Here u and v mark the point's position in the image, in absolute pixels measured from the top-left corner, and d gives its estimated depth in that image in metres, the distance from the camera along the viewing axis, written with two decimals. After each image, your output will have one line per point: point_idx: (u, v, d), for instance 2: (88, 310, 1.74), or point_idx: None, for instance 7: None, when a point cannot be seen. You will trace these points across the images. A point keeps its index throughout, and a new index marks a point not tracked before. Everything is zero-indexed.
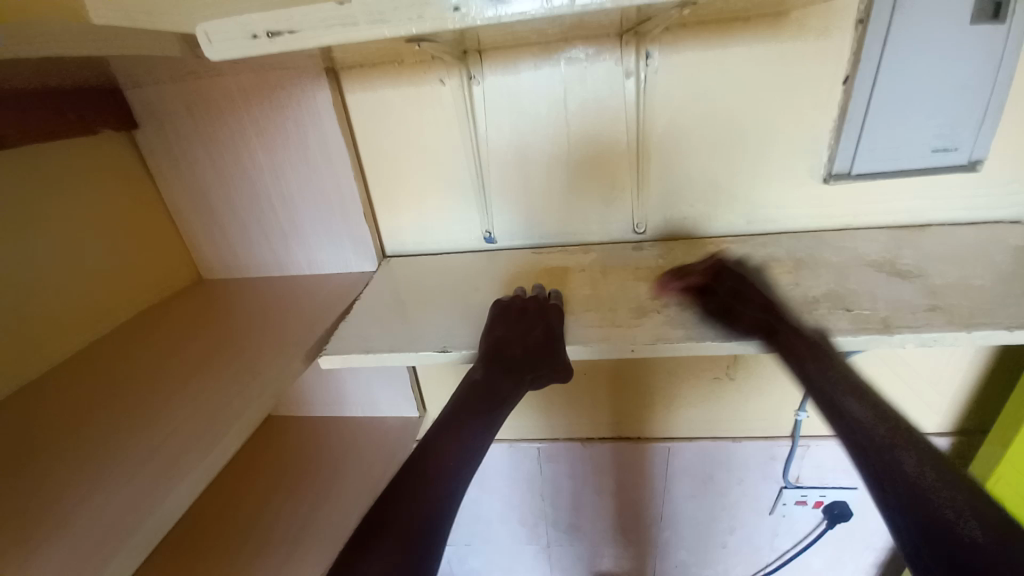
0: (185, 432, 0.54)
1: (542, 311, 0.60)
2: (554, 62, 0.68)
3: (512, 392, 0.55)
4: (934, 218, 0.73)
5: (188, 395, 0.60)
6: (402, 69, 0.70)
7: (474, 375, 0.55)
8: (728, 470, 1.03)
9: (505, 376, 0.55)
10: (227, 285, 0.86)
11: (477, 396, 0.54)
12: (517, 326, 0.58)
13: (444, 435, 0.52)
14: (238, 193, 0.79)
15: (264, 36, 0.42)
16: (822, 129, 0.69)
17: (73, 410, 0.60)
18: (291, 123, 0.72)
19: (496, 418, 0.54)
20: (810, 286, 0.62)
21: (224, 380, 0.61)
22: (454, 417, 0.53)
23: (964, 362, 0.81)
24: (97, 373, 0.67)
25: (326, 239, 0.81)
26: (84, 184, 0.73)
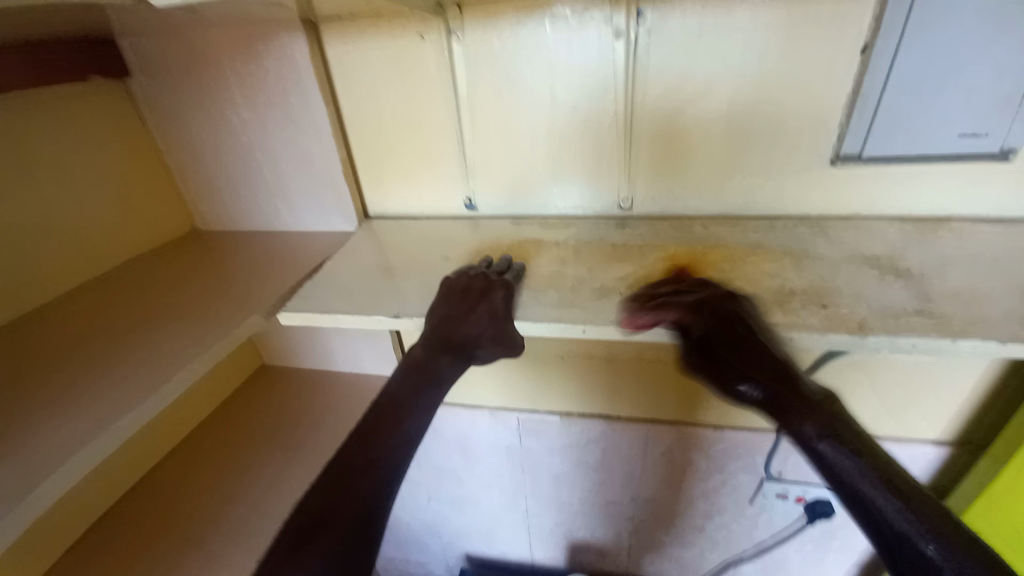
0: (145, 377, 0.56)
1: (487, 286, 0.60)
2: (538, 20, 0.63)
3: (450, 370, 0.59)
4: (954, 212, 0.65)
5: (155, 341, 0.62)
6: (381, 22, 0.67)
7: (416, 355, 0.60)
8: (708, 457, 1.02)
9: (444, 354, 0.59)
10: (215, 236, 0.88)
11: (417, 377, 0.59)
12: (459, 304, 0.59)
13: (388, 414, 0.56)
14: (223, 145, 0.79)
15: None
16: (834, 104, 0.62)
17: (57, 344, 0.63)
18: (272, 76, 0.71)
19: (434, 399, 0.59)
20: (792, 280, 0.58)
21: (195, 327, 0.64)
22: (394, 400, 0.58)
23: (973, 375, 0.75)
24: (86, 311, 0.70)
25: (309, 197, 0.81)
26: (82, 126, 0.75)
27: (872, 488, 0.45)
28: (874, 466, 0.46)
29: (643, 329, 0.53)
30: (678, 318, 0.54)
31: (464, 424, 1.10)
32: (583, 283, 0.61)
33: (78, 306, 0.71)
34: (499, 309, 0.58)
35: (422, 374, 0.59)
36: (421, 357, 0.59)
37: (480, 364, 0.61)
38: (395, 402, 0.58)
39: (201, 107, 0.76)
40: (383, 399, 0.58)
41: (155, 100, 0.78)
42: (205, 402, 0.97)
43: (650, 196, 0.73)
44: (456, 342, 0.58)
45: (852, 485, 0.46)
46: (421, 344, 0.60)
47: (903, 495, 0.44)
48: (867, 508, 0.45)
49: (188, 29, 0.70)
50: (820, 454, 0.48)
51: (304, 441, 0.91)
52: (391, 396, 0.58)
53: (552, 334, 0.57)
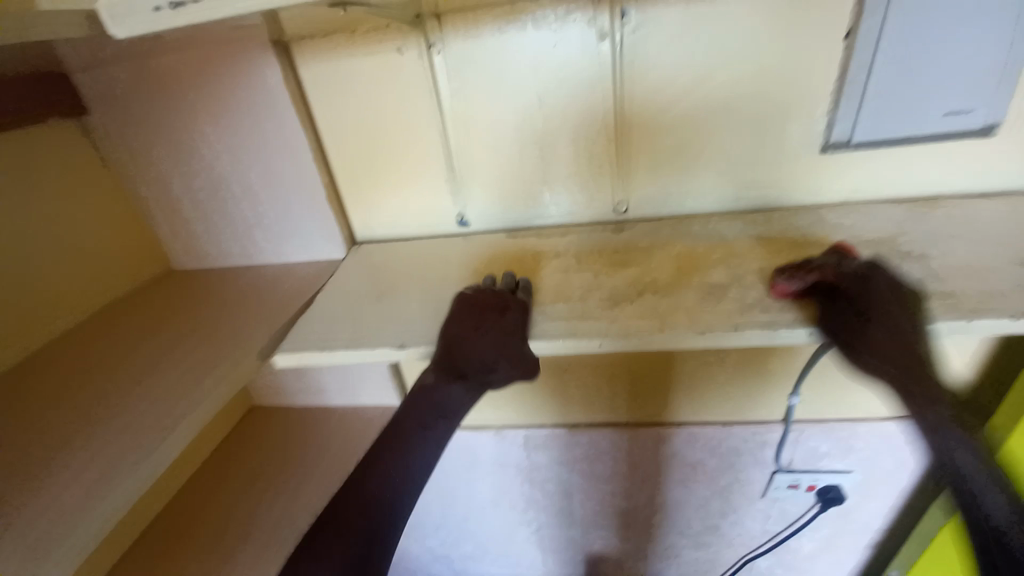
0: (129, 443, 0.51)
1: (501, 303, 0.57)
2: (521, 25, 0.62)
3: (461, 399, 0.57)
4: (941, 190, 0.66)
5: (134, 401, 0.56)
6: (357, 38, 0.64)
7: (423, 383, 0.57)
8: (720, 455, 1.00)
9: (454, 383, 0.56)
10: (192, 275, 0.83)
11: (420, 407, 0.57)
12: (473, 323, 0.56)
13: (387, 448, 0.56)
14: (195, 178, 0.74)
15: (168, 7, 0.37)
16: (820, 93, 0.62)
17: (22, 412, 0.57)
18: (243, 103, 0.67)
19: (443, 431, 0.58)
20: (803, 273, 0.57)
21: (178, 379, 0.58)
22: (393, 432, 0.57)
23: (968, 351, 0.76)
24: (54, 372, 0.64)
25: (291, 226, 0.77)
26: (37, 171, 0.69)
27: (973, 465, 0.50)
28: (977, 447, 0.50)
29: (660, 336, 0.52)
30: (824, 282, 0.51)
31: (470, 445, 1.06)
32: (590, 293, 0.59)
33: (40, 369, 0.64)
34: (514, 329, 0.55)
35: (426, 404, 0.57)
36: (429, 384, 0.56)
37: (495, 388, 0.57)
38: (396, 433, 0.57)
39: (168, 142, 0.72)
40: (389, 428, 0.58)
41: (116, 137, 0.73)
42: (193, 454, 0.90)
43: (645, 198, 0.72)
44: (468, 367, 0.55)
45: (964, 475, 0.50)
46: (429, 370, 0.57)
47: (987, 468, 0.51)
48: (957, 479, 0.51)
49: (148, 58, 0.66)
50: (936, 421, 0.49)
51: (303, 484, 0.86)
52: (397, 425, 0.58)
53: (568, 351, 0.55)
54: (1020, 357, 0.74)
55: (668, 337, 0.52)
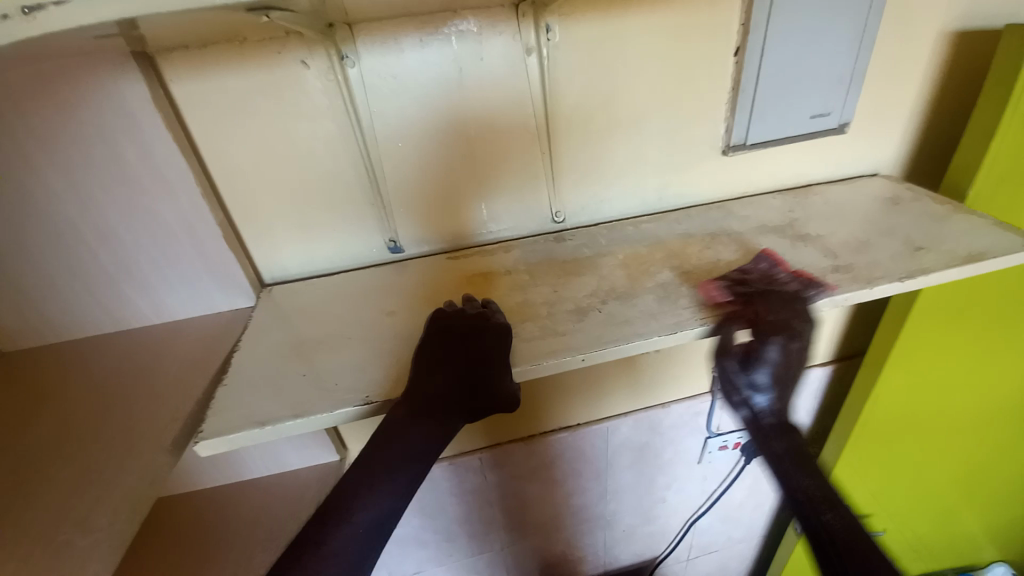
0: None
1: (472, 329, 0.53)
2: (441, 38, 0.58)
3: (438, 433, 0.51)
4: (811, 179, 0.80)
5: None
6: (247, 50, 0.54)
7: (389, 419, 0.50)
8: (661, 434, 1.08)
9: (432, 415, 0.50)
10: (32, 358, 0.63)
11: (384, 446, 0.50)
12: (446, 355, 0.52)
13: (351, 497, 0.48)
14: (20, 234, 0.56)
15: (20, 14, 0.31)
16: (719, 101, 0.69)
17: None
18: (93, 132, 0.53)
19: (413, 474, 0.50)
20: (760, 266, 0.61)
21: (59, 517, 0.46)
22: (352, 480, 0.49)
23: (835, 317, 0.93)
24: None
25: (179, 277, 0.63)
26: None
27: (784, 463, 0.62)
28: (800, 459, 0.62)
29: (609, 348, 0.52)
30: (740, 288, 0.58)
31: (421, 481, 0.98)
32: (554, 309, 0.58)
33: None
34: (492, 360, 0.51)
35: (392, 444, 0.50)
36: (396, 420, 0.50)
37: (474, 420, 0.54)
38: (361, 478, 0.49)
39: None
40: (355, 466, 0.50)
41: None
42: None
43: (579, 206, 0.74)
44: (442, 403, 0.51)
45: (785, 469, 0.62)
46: (400, 406, 0.50)
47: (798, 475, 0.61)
48: (806, 500, 0.59)
49: None
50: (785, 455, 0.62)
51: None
52: (367, 462, 0.50)
53: (541, 373, 0.53)
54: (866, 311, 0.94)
55: (651, 337, 0.53)
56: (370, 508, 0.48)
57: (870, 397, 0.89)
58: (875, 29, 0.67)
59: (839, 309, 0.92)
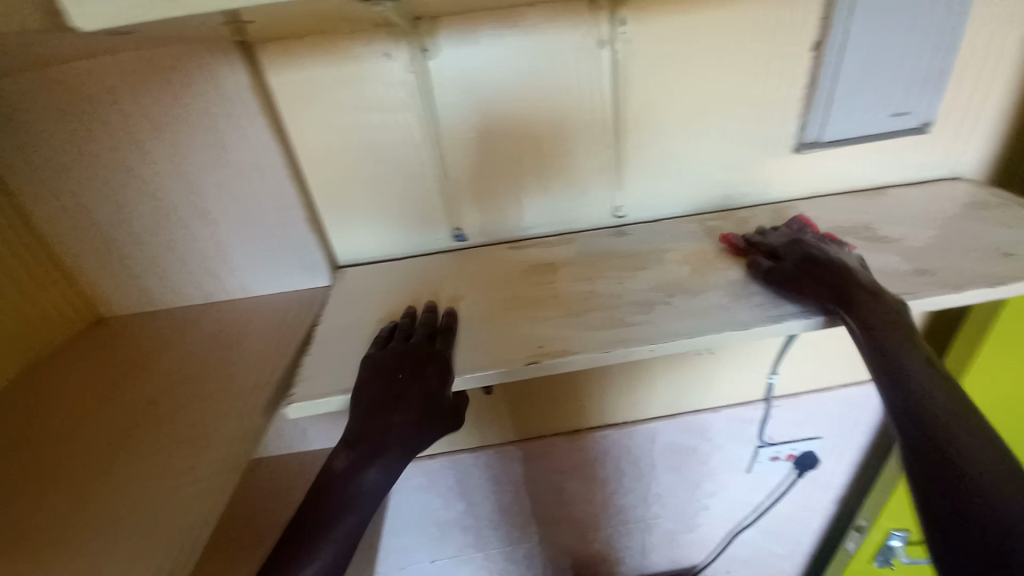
0: (126, 546, 0.42)
1: (421, 363, 0.52)
2: (518, 30, 0.59)
3: (403, 446, 0.50)
4: (889, 181, 0.76)
5: (110, 505, 0.45)
6: (337, 42, 0.58)
7: (331, 470, 0.49)
8: (709, 439, 1.05)
9: (393, 430, 0.50)
10: (128, 328, 0.69)
11: (324, 500, 0.48)
12: (392, 391, 0.50)
13: (324, 502, 0.48)
14: (133, 210, 0.63)
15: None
16: (792, 98, 0.68)
17: None
18: (199, 117, 0.58)
19: (359, 522, 0.48)
20: None
21: (169, 458, 0.49)
22: (297, 536, 0.46)
23: None
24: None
25: (264, 256, 0.67)
26: None
27: (908, 404, 0.46)
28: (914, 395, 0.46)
29: (632, 347, 0.53)
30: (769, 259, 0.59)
31: (467, 467, 1.01)
32: (618, 301, 0.59)
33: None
34: (509, 358, 0.53)
35: (332, 497, 0.48)
36: (339, 470, 0.49)
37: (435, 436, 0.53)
38: (331, 485, 0.48)
39: (100, 169, 0.60)
40: (319, 482, 0.49)
41: (18, 165, 0.60)
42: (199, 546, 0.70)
43: (642, 201, 0.73)
44: (387, 446, 0.50)
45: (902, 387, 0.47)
46: (341, 454, 0.50)
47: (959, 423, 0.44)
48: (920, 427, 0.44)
49: (64, 64, 0.54)
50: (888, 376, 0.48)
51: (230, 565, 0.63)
52: (331, 476, 0.49)
53: (566, 369, 0.54)
54: (939, 322, 0.89)
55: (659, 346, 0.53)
56: (316, 563, 0.46)
57: (978, 352, 0.79)
58: (967, 23, 0.64)
59: (910, 318, 0.88)
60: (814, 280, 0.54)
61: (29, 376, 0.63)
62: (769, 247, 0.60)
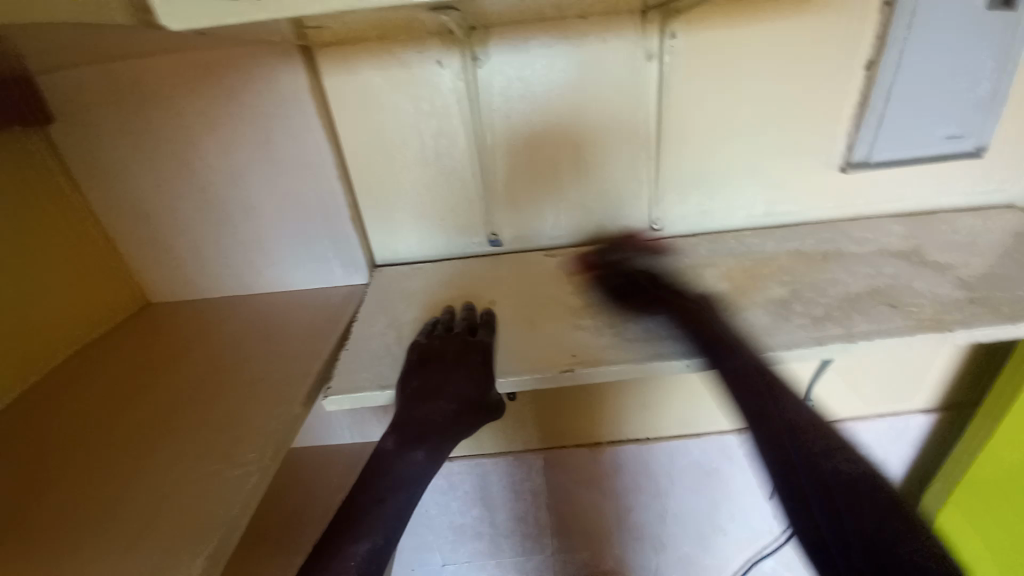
0: (171, 523, 0.43)
1: (461, 353, 0.54)
2: (568, 42, 0.60)
3: (444, 433, 0.53)
4: (939, 205, 0.74)
5: (158, 482, 0.47)
6: (392, 48, 0.60)
7: (381, 450, 0.53)
8: (734, 461, 1.03)
9: (436, 418, 0.52)
10: (172, 316, 0.71)
11: (374, 478, 0.51)
12: (433, 379, 0.53)
13: (377, 479, 0.51)
14: (188, 201, 0.66)
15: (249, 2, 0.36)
16: (842, 116, 0.66)
17: (25, 487, 0.48)
18: (257, 115, 0.60)
19: (406, 500, 0.51)
20: (825, 297, 0.59)
21: (211, 440, 0.50)
22: (348, 511, 0.49)
23: (946, 357, 0.85)
24: (46, 436, 0.54)
25: (306, 251, 0.69)
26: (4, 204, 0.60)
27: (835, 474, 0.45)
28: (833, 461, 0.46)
29: (669, 361, 0.53)
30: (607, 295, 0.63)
31: (486, 472, 1.01)
32: (657, 314, 0.59)
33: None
34: (544, 365, 0.53)
35: (381, 476, 0.51)
36: (387, 451, 0.52)
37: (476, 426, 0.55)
38: (382, 464, 0.52)
39: (162, 160, 0.63)
40: (371, 460, 0.53)
41: (88, 154, 0.64)
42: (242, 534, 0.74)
43: (680, 215, 0.73)
44: (430, 429, 0.52)
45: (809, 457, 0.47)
46: (390, 436, 0.53)
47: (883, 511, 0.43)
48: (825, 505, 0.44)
49: (138, 62, 0.58)
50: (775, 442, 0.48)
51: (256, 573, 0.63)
52: (382, 457, 0.52)
53: (599, 379, 0.53)
54: (985, 355, 0.85)
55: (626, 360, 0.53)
56: (366, 538, 0.47)
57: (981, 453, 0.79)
58: None
59: (954, 349, 0.84)
60: (669, 308, 0.59)
61: (75, 362, 0.65)
62: (648, 280, 0.64)
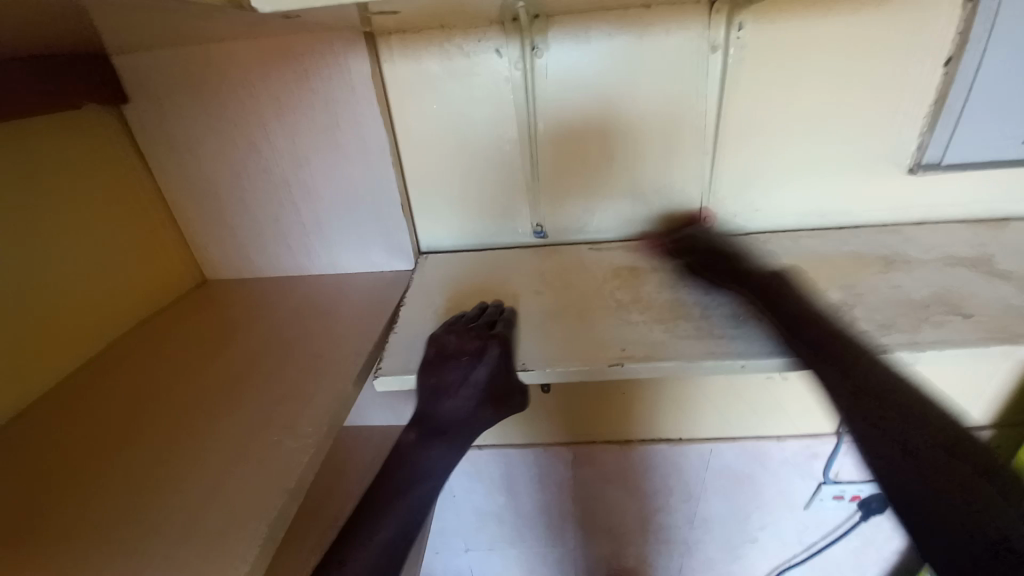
0: (236, 487, 0.45)
1: (477, 347, 0.53)
2: (629, 31, 0.59)
3: (466, 428, 0.55)
4: (1014, 212, 0.69)
5: (222, 446, 0.49)
6: (451, 36, 0.60)
7: (404, 443, 0.55)
8: (768, 468, 1.01)
9: (457, 413, 0.55)
10: (227, 292, 0.74)
11: (391, 472, 0.54)
12: (450, 380, 0.53)
13: (398, 470, 0.54)
14: (247, 181, 0.68)
15: None
16: (914, 114, 0.63)
17: (97, 443, 0.51)
18: (318, 98, 0.61)
19: (425, 492, 0.54)
20: (889, 303, 0.56)
21: (268, 411, 0.52)
22: (370, 503, 0.52)
23: (1008, 374, 0.81)
24: (114, 397, 0.57)
25: (355, 234, 0.71)
26: (79, 174, 0.63)
27: (914, 443, 0.45)
28: (914, 426, 0.46)
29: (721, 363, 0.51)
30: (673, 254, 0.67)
31: (514, 462, 1.02)
32: (709, 314, 0.57)
33: (43, 426, 0.54)
34: (590, 355, 0.53)
35: (402, 466, 0.54)
36: (406, 444, 0.55)
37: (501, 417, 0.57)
38: (403, 457, 0.54)
39: (225, 141, 0.65)
40: (395, 449, 0.55)
41: (156, 132, 0.66)
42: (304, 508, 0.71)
43: (732, 213, 0.70)
44: (450, 424, 0.55)
45: (897, 432, 0.46)
46: (413, 428, 0.55)
47: (968, 478, 0.43)
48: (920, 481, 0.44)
49: (210, 44, 0.60)
50: (855, 411, 0.47)
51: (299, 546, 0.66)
52: (404, 450, 0.55)
53: (646, 376, 0.53)
54: None
55: (661, 361, 0.52)
56: (389, 526, 0.51)
57: None
58: None
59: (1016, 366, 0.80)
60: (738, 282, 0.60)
61: (135, 333, 0.68)
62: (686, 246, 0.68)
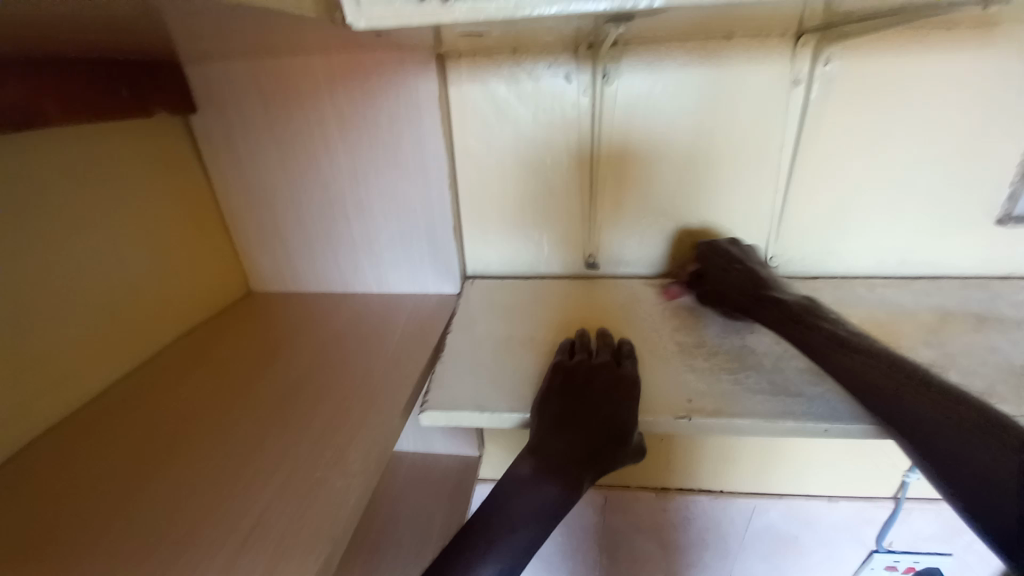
0: (281, 521, 0.41)
1: (587, 382, 0.50)
2: (705, 64, 0.57)
3: (585, 467, 0.46)
4: None
5: (267, 472, 0.46)
6: (522, 60, 0.59)
7: (515, 475, 0.45)
8: (817, 530, 0.93)
9: (576, 444, 0.46)
10: (272, 306, 0.73)
11: (493, 509, 0.43)
12: (570, 407, 0.48)
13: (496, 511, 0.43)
14: (303, 194, 0.67)
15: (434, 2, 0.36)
16: (1009, 164, 0.59)
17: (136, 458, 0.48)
18: (385, 115, 0.61)
19: (534, 537, 0.43)
20: (987, 367, 0.51)
21: (314, 438, 0.49)
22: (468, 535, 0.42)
23: None
24: (156, 410, 0.55)
25: (404, 254, 0.69)
26: (144, 179, 0.63)
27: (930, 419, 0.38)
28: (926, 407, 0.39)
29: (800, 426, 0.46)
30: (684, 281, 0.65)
31: None
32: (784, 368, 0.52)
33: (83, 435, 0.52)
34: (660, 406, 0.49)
35: (509, 502, 0.44)
36: (522, 475, 0.45)
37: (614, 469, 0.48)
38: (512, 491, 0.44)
39: (287, 155, 0.66)
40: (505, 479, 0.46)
41: (221, 141, 0.67)
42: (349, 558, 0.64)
43: (800, 255, 0.66)
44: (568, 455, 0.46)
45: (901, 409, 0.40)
46: (527, 460, 0.46)
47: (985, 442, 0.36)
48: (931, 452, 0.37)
49: (284, 58, 0.60)
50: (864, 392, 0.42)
51: None
52: (515, 485, 0.45)
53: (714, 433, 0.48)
54: None
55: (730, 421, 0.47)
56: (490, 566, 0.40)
57: None
58: None
59: None
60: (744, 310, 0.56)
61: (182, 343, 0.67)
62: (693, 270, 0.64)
